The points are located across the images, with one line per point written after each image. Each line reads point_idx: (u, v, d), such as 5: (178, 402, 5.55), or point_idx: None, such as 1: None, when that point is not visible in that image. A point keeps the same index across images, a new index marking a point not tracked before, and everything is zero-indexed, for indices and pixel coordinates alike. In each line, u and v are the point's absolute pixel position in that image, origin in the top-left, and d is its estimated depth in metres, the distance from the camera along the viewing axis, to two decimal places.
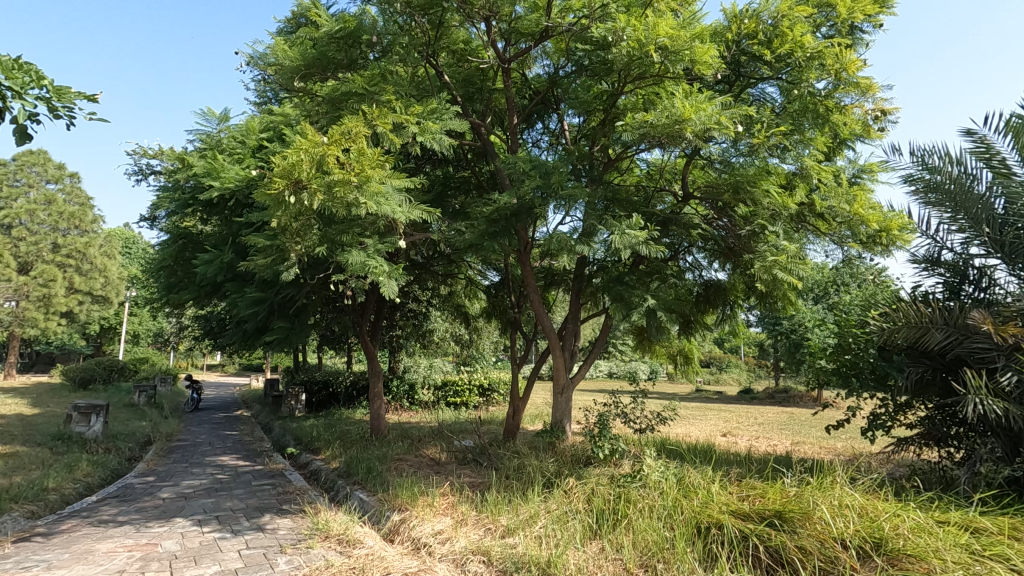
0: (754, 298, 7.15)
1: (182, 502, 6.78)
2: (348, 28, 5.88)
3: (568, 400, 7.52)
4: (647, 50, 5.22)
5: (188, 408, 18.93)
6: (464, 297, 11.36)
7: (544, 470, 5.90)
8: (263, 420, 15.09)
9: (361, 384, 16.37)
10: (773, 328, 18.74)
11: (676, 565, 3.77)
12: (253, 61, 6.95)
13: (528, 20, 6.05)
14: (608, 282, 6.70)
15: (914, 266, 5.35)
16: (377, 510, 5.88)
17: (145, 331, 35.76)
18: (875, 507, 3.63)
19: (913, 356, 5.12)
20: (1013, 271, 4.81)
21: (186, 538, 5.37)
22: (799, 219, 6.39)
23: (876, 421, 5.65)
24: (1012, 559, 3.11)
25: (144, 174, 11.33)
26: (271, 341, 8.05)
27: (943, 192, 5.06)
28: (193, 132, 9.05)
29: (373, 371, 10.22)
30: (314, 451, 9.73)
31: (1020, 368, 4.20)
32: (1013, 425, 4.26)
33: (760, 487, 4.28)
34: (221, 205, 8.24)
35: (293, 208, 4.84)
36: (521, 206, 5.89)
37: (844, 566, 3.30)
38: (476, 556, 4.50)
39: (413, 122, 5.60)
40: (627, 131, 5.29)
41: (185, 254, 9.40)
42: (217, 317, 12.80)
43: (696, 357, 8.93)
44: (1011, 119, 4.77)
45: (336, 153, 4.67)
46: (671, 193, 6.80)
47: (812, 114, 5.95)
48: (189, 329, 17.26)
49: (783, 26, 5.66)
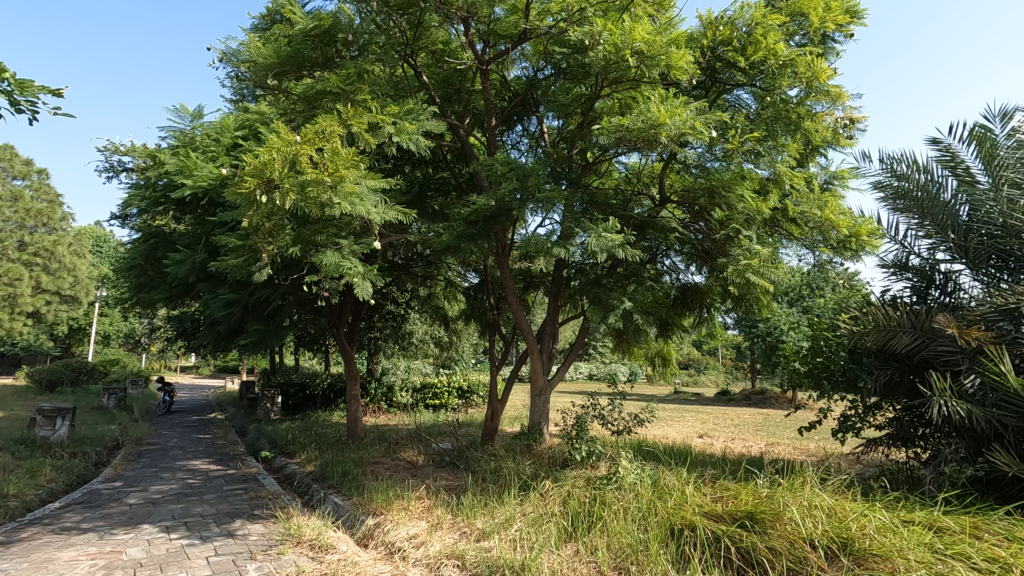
0: (730, 301, 7.23)
1: (149, 508, 6.61)
2: (324, 27, 5.84)
3: (546, 402, 7.50)
4: (623, 54, 5.31)
5: (161, 412, 18.47)
6: (443, 298, 11.27)
7: (520, 472, 5.90)
8: (239, 423, 14.81)
9: (339, 386, 16.16)
10: (750, 331, 19.07)
11: (648, 567, 3.78)
12: (226, 58, 6.82)
13: (506, 22, 6.02)
14: (586, 284, 6.71)
15: (883, 270, 5.48)
16: (351, 515, 5.81)
17: (116, 332, 34.89)
18: (844, 507, 3.69)
19: (882, 358, 5.23)
20: (976, 276, 4.95)
21: (152, 545, 5.23)
22: (773, 224, 6.47)
23: (846, 422, 5.76)
24: (973, 557, 3.16)
25: (116, 171, 11.05)
26: (244, 343, 7.89)
27: (911, 199, 5.21)
28: (166, 129, 8.86)
29: (350, 373, 10.08)
30: (289, 455, 9.56)
31: (983, 371, 4.34)
32: (976, 426, 4.38)
33: (733, 487, 4.34)
34: (194, 204, 8.08)
35: (265, 208, 4.75)
36: (499, 208, 5.87)
37: (812, 566, 3.34)
38: (451, 560, 4.47)
39: (389, 122, 5.52)
40: (603, 135, 5.31)
41: (156, 253, 9.18)
42: (190, 319, 12.55)
43: (673, 358, 8.98)
44: (974, 128, 4.93)
45: (309, 153, 4.61)
46: (648, 197, 6.85)
47: (784, 121, 6.02)
48: (161, 330, 16.85)
49: (757, 33, 5.76)
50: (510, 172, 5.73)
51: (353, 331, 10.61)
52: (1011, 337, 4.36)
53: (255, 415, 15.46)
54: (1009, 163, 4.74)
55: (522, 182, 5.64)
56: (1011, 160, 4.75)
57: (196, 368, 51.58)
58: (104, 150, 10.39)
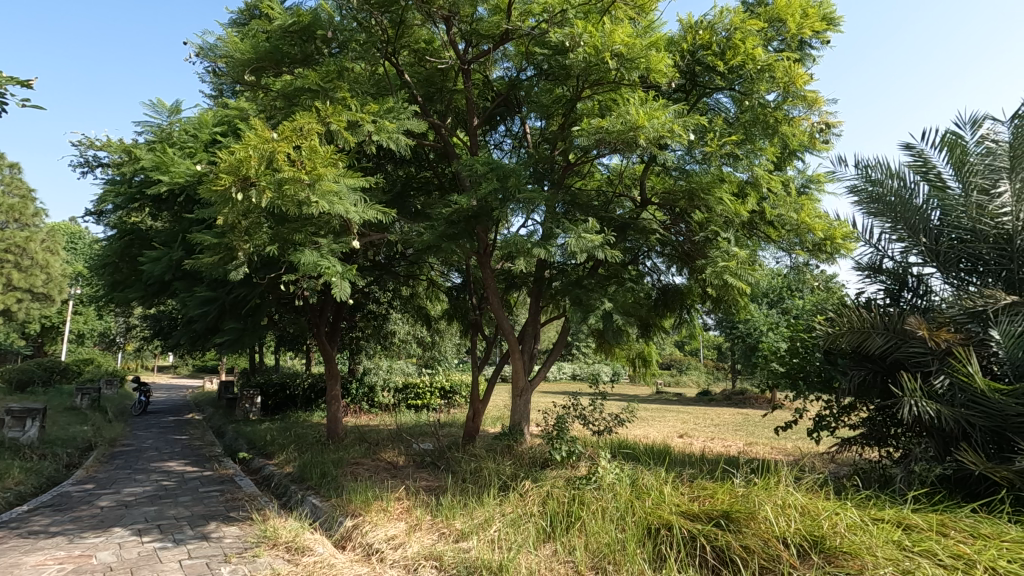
0: (710, 303, 7.29)
1: (122, 511, 6.49)
2: (303, 23, 5.81)
3: (527, 402, 7.50)
4: (603, 56, 5.36)
5: (136, 412, 18.09)
6: (426, 298, 11.21)
7: (500, 472, 5.90)
8: (217, 424, 14.58)
9: (320, 386, 16.01)
10: (730, 331, 19.34)
11: (625, 566, 3.80)
12: (202, 52, 6.71)
13: (488, 22, 6.00)
14: (567, 285, 6.74)
15: (858, 273, 5.58)
16: (330, 516, 5.75)
17: (90, 331, 34.19)
18: (816, 506, 3.75)
19: (856, 359, 5.32)
20: (947, 279, 5.07)
21: (124, 548, 5.13)
22: (750, 227, 6.59)
23: (821, 422, 5.87)
24: (939, 554, 3.23)
25: (91, 166, 10.79)
26: (221, 342, 7.83)
27: (884, 204, 5.32)
28: (142, 124, 8.69)
29: (331, 373, 9.99)
30: (267, 456, 9.45)
31: (952, 372, 4.47)
32: (945, 426, 4.48)
33: (710, 487, 4.40)
34: (171, 201, 7.95)
35: (241, 206, 4.69)
36: (481, 208, 5.88)
37: (784, 564, 3.39)
38: (429, 561, 4.45)
39: (369, 121, 5.46)
40: (583, 136, 5.34)
41: (131, 251, 9.00)
42: (168, 318, 12.35)
43: (654, 359, 9.05)
44: (945, 135, 5.04)
45: (286, 151, 4.55)
46: (629, 199, 6.92)
47: (762, 124, 6.07)
48: (137, 329, 16.50)
49: (735, 38, 5.83)
50: (490, 172, 5.70)
51: (334, 330, 10.52)
52: (978, 339, 4.50)
53: (233, 416, 15.24)
54: (978, 169, 4.86)
55: (503, 183, 5.62)
56: (980, 166, 4.86)
57: (174, 368, 50.66)
58: (78, 144, 10.13)
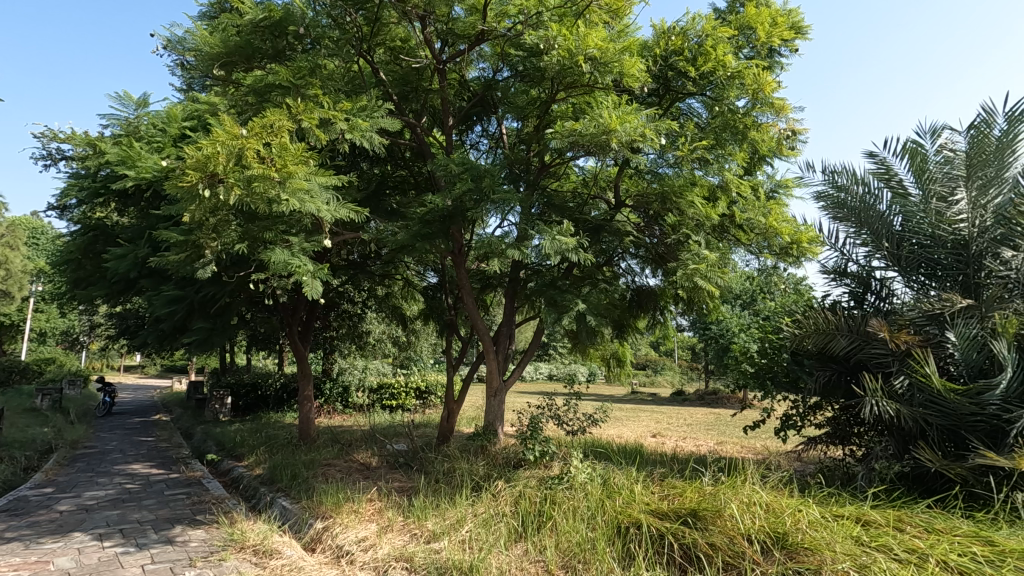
0: (682, 305, 7.39)
1: (82, 515, 6.29)
2: (275, 18, 5.75)
3: (501, 402, 7.48)
4: (577, 59, 5.39)
5: (100, 413, 17.57)
6: (401, 298, 11.12)
7: (473, 473, 5.89)
8: (185, 425, 14.25)
9: (292, 386, 15.76)
10: (704, 332, 19.69)
11: (595, 566, 3.84)
12: (169, 45, 6.55)
13: (463, 22, 6.01)
14: (542, 286, 6.76)
15: (824, 277, 5.74)
16: (299, 519, 5.67)
17: (52, 330, 33.10)
18: (780, 504, 3.85)
19: (821, 360, 5.46)
20: (908, 282, 5.26)
21: (83, 554, 4.98)
22: (721, 230, 6.74)
23: (788, 422, 6.00)
24: (894, 549, 3.34)
25: (54, 160, 10.44)
26: (190, 342, 7.67)
27: (849, 209, 5.47)
28: (108, 117, 8.45)
29: (303, 373, 9.83)
30: (237, 458, 9.26)
31: (911, 372, 4.63)
32: (904, 425, 4.63)
33: (679, 486, 4.47)
34: (138, 196, 7.76)
35: (208, 203, 4.59)
36: (456, 209, 5.87)
37: (748, 560, 3.46)
38: (399, 563, 4.42)
39: (342, 119, 5.39)
40: (557, 139, 5.38)
41: (96, 247, 8.75)
42: (134, 317, 12.04)
43: (628, 359, 9.13)
44: (907, 143, 5.21)
45: (255, 147, 4.47)
46: (604, 201, 6.98)
47: (732, 130, 6.24)
48: (102, 328, 16.02)
49: (707, 45, 5.96)
50: (465, 172, 5.68)
51: (307, 330, 10.37)
52: (936, 340, 4.68)
53: (203, 416, 14.94)
54: (937, 177, 5.04)
55: (477, 183, 5.60)
56: (939, 175, 5.04)
57: (141, 368, 49.29)
58: (40, 136, 9.79)
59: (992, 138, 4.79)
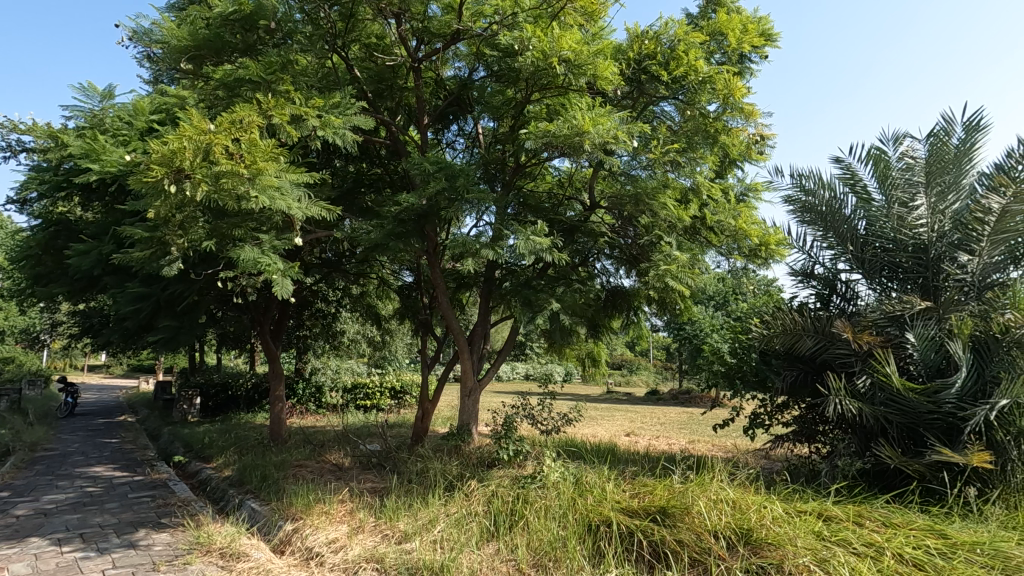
0: (655, 306, 7.46)
1: (40, 519, 6.09)
2: (245, 11, 5.65)
3: (475, 402, 7.46)
4: (551, 61, 5.43)
5: (61, 414, 16.98)
6: (376, 297, 11.02)
7: (447, 473, 5.86)
8: (151, 426, 13.87)
9: (263, 386, 15.45)
10: (678, 332, 19.98)
11: (565, 564, 3.87)
12: (135, 36, 6.38)
13: (439, 21, 6.01)
14: (516, 286, 6.76)
15: (792, 279, 5.89)
16: (268, 520, 5.59)
17: None
18: (746, 500, 3.93)
19: (789, 360, 5.59)
20: (871, 285, 5.43)
21: (40, 559, 4.82)
22: (693, 232, 6.86)
23: (756, 420, 6.11)
24: (854, 543, 3.44)
25: (13, 151, 10.06)
26: (156, 341, 7.47)
27: (816, 213, 5.62)
28: (70, 108, 8.18)
29: (274, 373, 9.65)
30: (205, 459, 9.08)
31: (873, 372, 4.76)
32: (866, 422, 4.78)
33: (650, 484, 4.54)
34: (102, 190, 7.54)
35: (174, 199, 4.47)
36: (431, 208, 5.88)
37: (714, 556, 3.53)
38: (370, 564, 4.38)
39: (314, 116, 5.33)
40: (531, 139, 5.40)
41: (56, 242, 8.46)
42: (98, 315, 11.67)
43: (603, 359, 9.17)
44: (871, 150, 5.39)
45: (223, 143, 4.37)
46: (579, 202, 7.05)
47: (704, 134, 6.34)
48: (64, 326, 15.50)
49: (679, 49, 6.05)
50: (439, 172, 5.66)
51: (279, 328, 10.19)
52: (896, 341, 4.83)
53: (170, 417, 14.57)
54: (899, 182, 5.21)
55: (451, 183, 5.58)
56: (900, 180, 5.21)
57: (107, 368, 47.85)
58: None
59: (950, 146, 4.97)
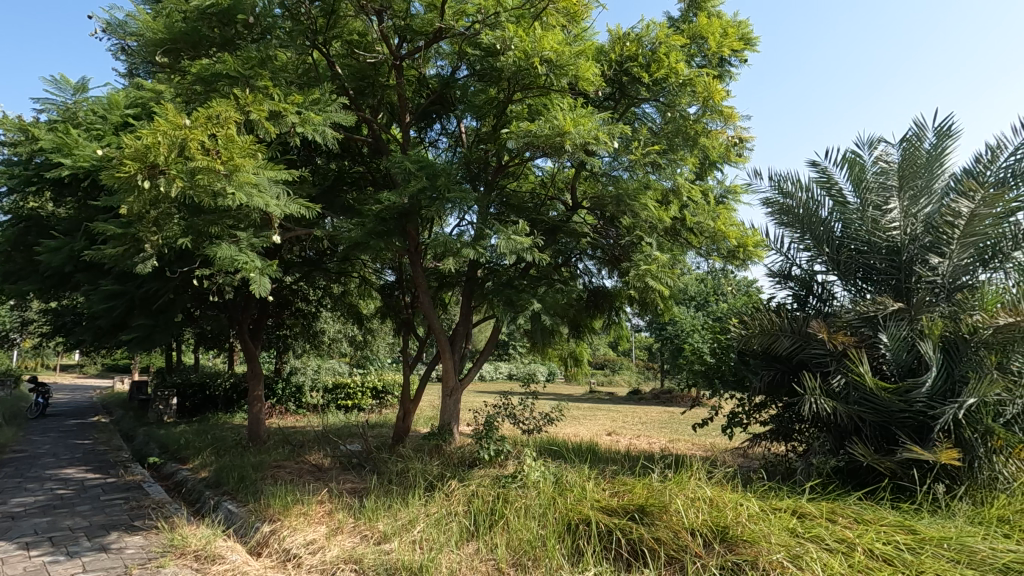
0: (636, 306, 7.52)
1: (8, 523, 5.93)
2: (222, 6, 5.49)
3: (456, 402, 7.42)
4: (533, 61, 5.44)
5: (32, 415, 16.55)
6: (358, 296, 10.91)
7: (427, 473, 5.84)
8: (125, 427, 13.57)
9: (242, 386, 15.21)
10: (660, 332, 20.12)
11: (544, 563, 3.87)
12: (109, 28, 6.24)
13: (421, 19, 5.98)
14: (498, 285, 6.75)
15: (770, 279, 5.98)
16: (245, 522, 5.51)
17: None
18: (722, 498, 3.98)
19: (766, 360, 5.67)
20: (846, 286, 5.54)
21: (6, 564, 4.69)
22: (673, 233, 6.88)
23: (734, 419, 6.19)
24: (826, 539, 3.51)
25: None
26: (130, 340, 7.31)
27: (794, 215, 5.72)
28: (42, 101, 7.98)
29: (253, 373, 9.51)
30: (181, 460, 8.92)
31: (847, 372, 4.85)
32: (840, 421, 4.86)
33: (629, 483, 4.58)
34: (75, 185, 7.36)
35: (148, 194, 4.39)
36: (412, 207, 5.86)
37: (691, 553, 3.57)
38: (348, 565, 4.34)
39: (292, 112, 5.26)
40: (513, 139, 5.40)
41: (27, 238, 8.25)
42: (70, 313, 11.39)
43: (585, 358, 9.26)
44: (846, 154, 5.50)
45: (199, 139, 4.30)
46: (561, 202, 7.08)
47: (684, 136, 6.40)
48: (35, 324, 15.10)
49: (660, 52, 6.11)
50: (420, 170, 5.64)
51: (258, 327, 10.05)
52: (870, 341, 4.94)
53: (146, 418, 14.28)
54: (873, 186, 5.32)
55: (432, 181, 5.56)
56: (875, 184, 5.32)
57: (80, 368, 46.70)
58: None
59: (922, 150, 5.10)
